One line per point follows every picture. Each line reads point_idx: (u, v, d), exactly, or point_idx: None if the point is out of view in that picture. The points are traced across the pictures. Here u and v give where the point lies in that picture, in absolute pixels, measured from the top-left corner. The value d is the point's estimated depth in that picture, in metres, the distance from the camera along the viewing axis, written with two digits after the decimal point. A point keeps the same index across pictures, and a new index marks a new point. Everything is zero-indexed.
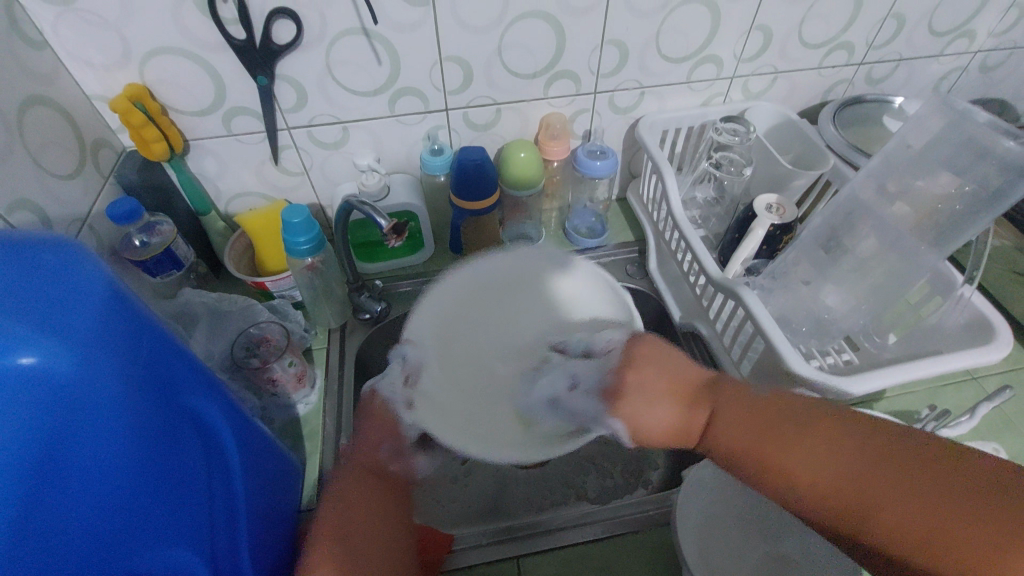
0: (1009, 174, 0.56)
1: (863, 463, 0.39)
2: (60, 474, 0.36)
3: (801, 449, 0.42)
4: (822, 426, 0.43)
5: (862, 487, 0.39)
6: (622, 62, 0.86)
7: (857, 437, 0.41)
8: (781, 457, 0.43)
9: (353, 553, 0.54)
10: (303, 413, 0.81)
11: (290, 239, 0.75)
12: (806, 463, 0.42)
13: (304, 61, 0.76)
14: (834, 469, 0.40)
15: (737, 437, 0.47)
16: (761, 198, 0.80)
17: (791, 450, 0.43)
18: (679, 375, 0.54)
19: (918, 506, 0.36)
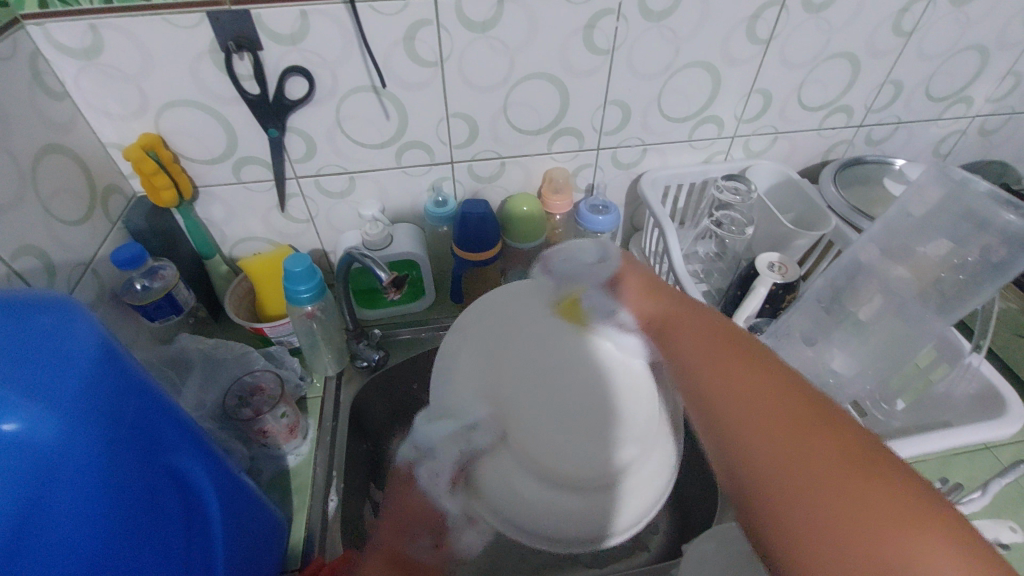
0: (1012, 246, 0.44)
1: (774, 437, 0.32)
2: (28, 569, 0.26)
3: (719, 383, 0.36)
4: (765, 391, 0.34)
5: (748, 427, 0.33)
6: (631, 123, 0.67)
7: (762, 395, 0.34)
8: (704, 379, 0.37)
9: None
10: (294, 466, 0.58)
11: (285, 286, 0.57)
12: (733, 402, 0.35)
13: (315, 118, 0.60)
14: (737, 403, 0.35)
15: (729, 406, 0.35)
16: (761, 255, 0.63)
17: (713, 378, 0.37)
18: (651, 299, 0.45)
19: (775, 446, 0.32)
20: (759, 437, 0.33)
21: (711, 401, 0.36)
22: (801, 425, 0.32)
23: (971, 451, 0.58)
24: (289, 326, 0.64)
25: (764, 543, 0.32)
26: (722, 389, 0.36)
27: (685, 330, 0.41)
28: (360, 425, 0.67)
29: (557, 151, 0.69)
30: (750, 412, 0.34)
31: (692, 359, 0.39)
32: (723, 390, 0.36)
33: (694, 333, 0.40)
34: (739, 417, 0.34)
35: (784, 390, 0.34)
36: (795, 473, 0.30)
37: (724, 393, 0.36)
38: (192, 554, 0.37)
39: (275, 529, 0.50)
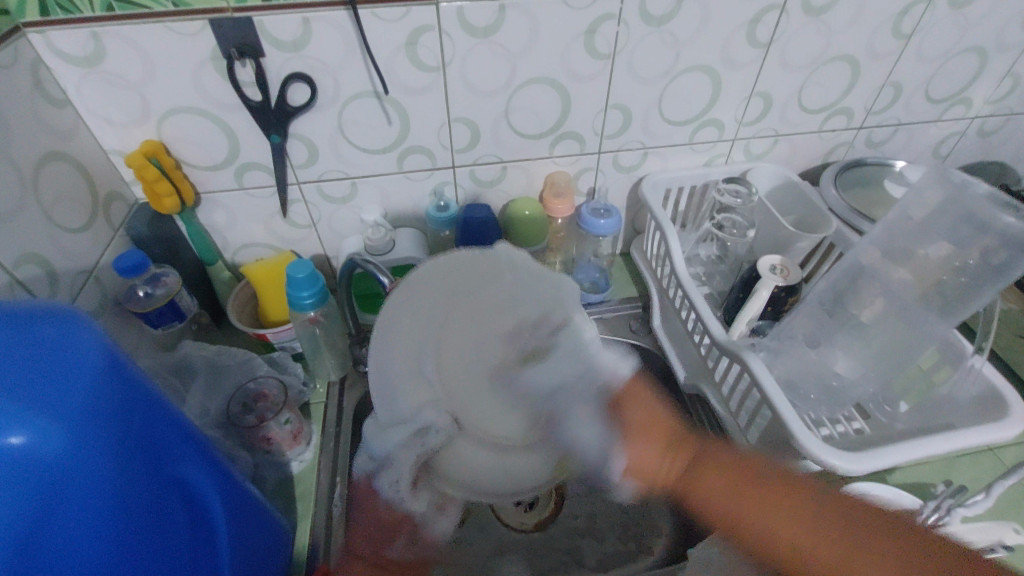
0: (1012, 249, 0.45)
1: (842, 550, 0.33)
2: None
3: (761, 514, 0.36)
4: (797, 506, 0.35)
5: (805, 545, 0.34)
6: (632, 127, 0.67)
7: (799, 512, 0.35)
8: (740, 510, 0.37)
9: None
10: (298, 473, 0.59)
11: (289, 292, 0.57)
12: (783, 530, 0.35)
13: (316, 123, 0.60)
14: (787, 529, 0.35)
15: (781, 530, 0.35)
16: (763, 257, 0.63)
17: (748, 511, 0.36)
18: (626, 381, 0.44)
19: (845, 550, 0.33)
20: (822, 552, 0.33)
21: (746, 524, 0.36)
22: (856, 535, 0.33)
23: (974, 453, 0.58)
24: (292, 332, 0.64)
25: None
26: (745, 509, 0.37)
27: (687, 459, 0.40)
28: (363, 430, 0.67)
29: (558, 155, 0.69)
30: (786, 528, 0.35)
31: (713, 482, 0.38)
32: (765, 515, 0.36)
33: (655, 451, 0.41)
34: (796, 536, 0.34)
35: (778, 487, 0.37)
36: (872, 573, 0.31)
37: (767, 519, 0.36)
38: (198, 561, 0.37)
39: (279, 535, 0.50)
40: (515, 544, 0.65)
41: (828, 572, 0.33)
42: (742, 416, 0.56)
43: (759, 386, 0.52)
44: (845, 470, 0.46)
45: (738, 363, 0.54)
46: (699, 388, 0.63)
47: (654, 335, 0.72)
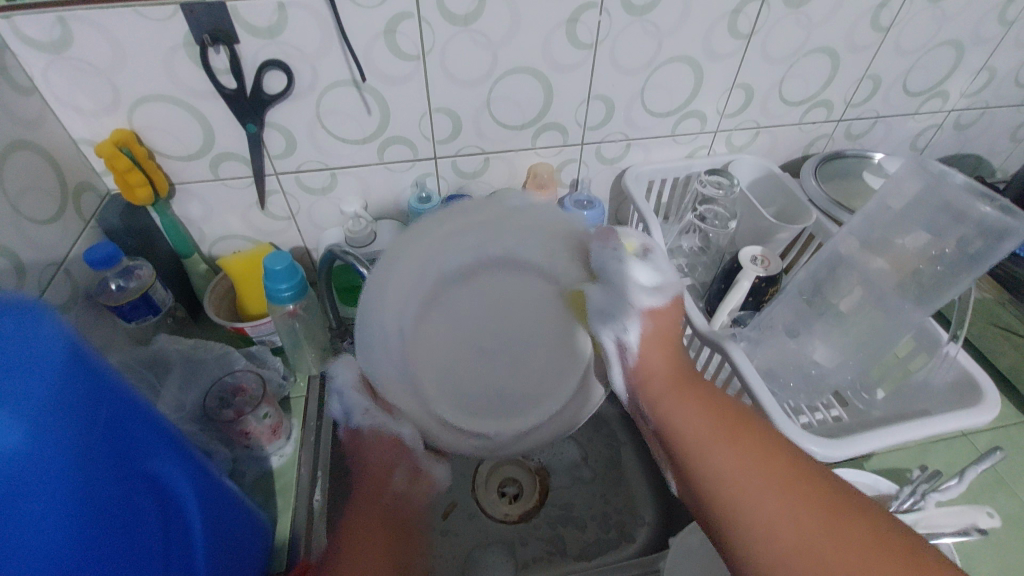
0: (988, 238, 0.45)
1: (783, 498, 0.31)
2: None
3: (726, 453, 0.35)
4: (756, 448, 0.34)
5: (736, 472, 0.33)
6: (615, 118, 0.67)
7: (767, 459, 0.33)
8: (685, 436, 0.37)
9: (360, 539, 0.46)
10: (278, 467, 0.58)
11: (266, 284, 0.56)
12: (721, 465, 0.34)
13: (294, 112, 0.59)
14: (749, 479, 0.33)
15: (720, 466, 0.34)
16: (743, 248, 0.63)
17: (712, 446, 0.35)
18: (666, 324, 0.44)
19: (781, 491, 0.31)
20: (754, 489, 0.32)
21: (704, 458, 0.35)
22: (834, 511, 0.30)
23: (948, 439, 0.59)
24: (270, 325, 0.63)
25: (731, 553, 0.33)
26: (713, 437, 0.36)
27: (682, 402, 0.40)
28: None
29: (541, 146, 0.68)
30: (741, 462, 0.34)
31: (668, 402, 0.40)
32: (728, 451, 0.35)
33: (661, 338, 0.43)
34: (742, 476, 0.33)
35: (734, 416, 0.37)
36: (772, 505, 0.31)
37: (703, 431, 0.37)
38: (170, 561, 0.36)
39: (257, 530, 0.50)
40: (499, 536, 0.65)
41: (760, 529, 0.31)
42: None
43: (740, 376, 0.52)
44: (823, 457, 0.46)
45: (719, 352, 0.55)
46: None
47: None
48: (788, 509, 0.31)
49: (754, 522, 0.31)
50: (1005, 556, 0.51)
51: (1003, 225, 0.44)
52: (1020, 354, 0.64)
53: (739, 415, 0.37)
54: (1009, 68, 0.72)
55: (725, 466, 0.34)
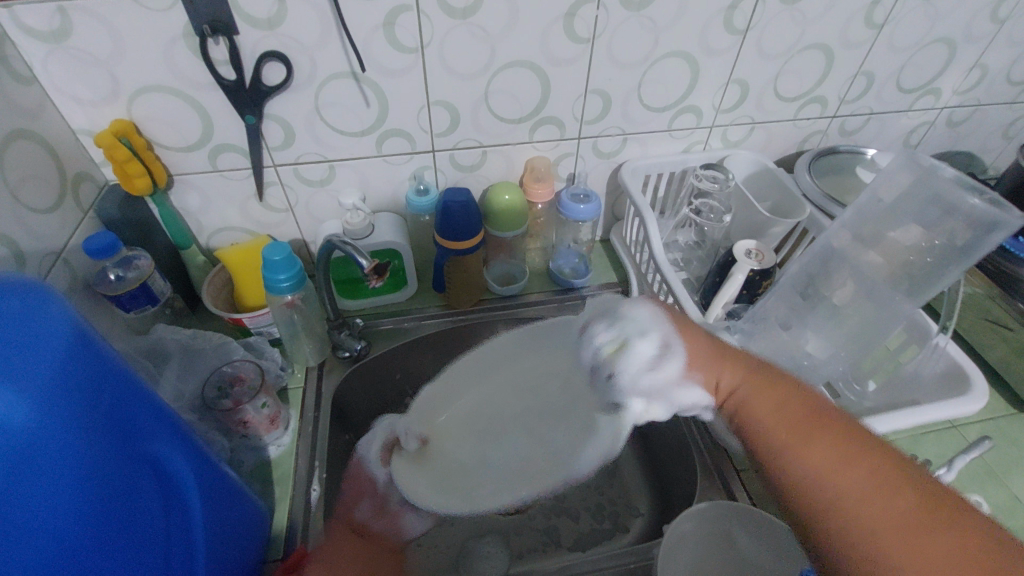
0: (977, 229, 0.46)
1: (899, 518, 0.31)
2: (13, 554, 0.26)
3: (826, 464, 0.35)
4: (864, 463, 0.34)
5: (838, 485, 0.34)
6: (611, 112, 0.67)
7: (878, 473, 0.33)
8: (780, 444, 0.37)
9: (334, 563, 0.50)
10: (275, 457, 0.58)
11: (265, 274, 0.56)
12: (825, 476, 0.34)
13: (293, 104, 0.59)
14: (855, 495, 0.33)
15: (821, 475, 0.35)
16: (738, 242, 0.64)
17: (810, 453, 0.35)
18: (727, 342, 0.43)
19: (892, 506, 0.32)
20: (867, 509, 0.32)
21: (802, 474, 0.35)
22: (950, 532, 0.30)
23: (938, 430, 0.60)
24: (268, 316, 0.63)
25: (827, 549, 0.34)
26: (809, 445, 0.36)
27: (768, 404, 0.39)
28: (342, 416, 0.66)
29: (538, 140, 0.69)
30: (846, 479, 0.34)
31: (750, 405, 0.40)
32: (832, 462, 0.35)
33: (722, 364, 0.42)
34: (849, 492, 0.33)
35: (829, 423, 0.37)
36: (882, 521, 0.32)
37: (807, 446, 0.36)
38: (171, 541, 0.37)
39: (256, 519, 0.50)
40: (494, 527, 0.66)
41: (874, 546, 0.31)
42: None
43: None
44: None
45: (714, 344, 0.55)
46: None
47: None
48: (916, 539, 0.30)
49: (868, 534, 0.32)
50: None
51: (992, 217, 0.45)
52: (1008, 348, 0.65)
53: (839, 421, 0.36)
54: (1001, 66, 0.73)
55: (825, 477, 0.34)
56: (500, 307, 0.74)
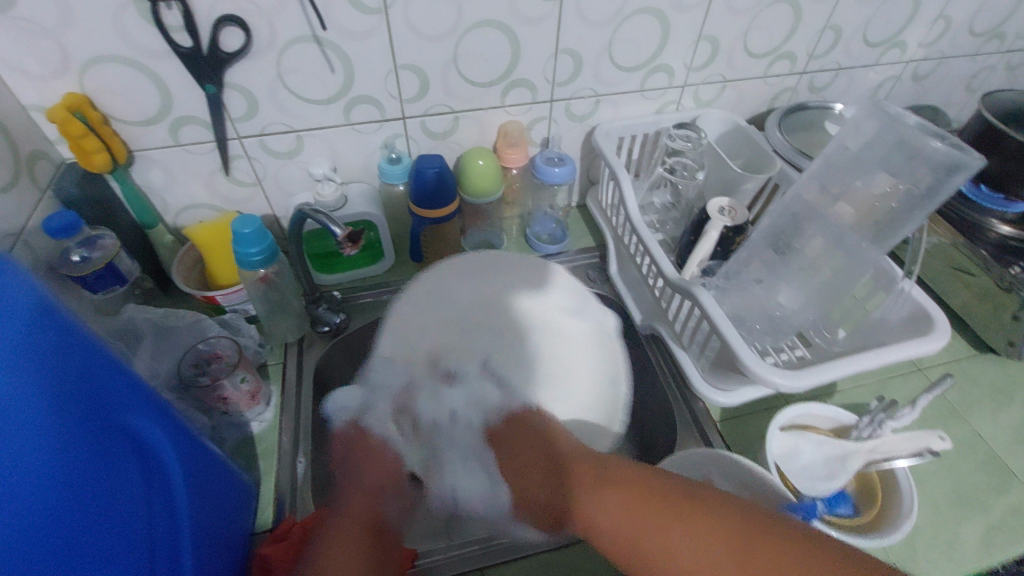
0: (939, 172, 0.47)
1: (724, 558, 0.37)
2: None
3: (662, 536, 0.39)
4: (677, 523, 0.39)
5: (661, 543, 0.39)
6: (582, 73, 0.67)
7: (700, 524, 0.39)
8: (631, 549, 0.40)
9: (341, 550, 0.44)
10: (259, 432, 0.58)
11: (235, 249, 0.54)
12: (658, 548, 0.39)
13: (254, 71, 0.57)
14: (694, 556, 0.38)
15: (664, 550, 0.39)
16: (712, 200, 0.65)
17: (646, 537, 0.40)
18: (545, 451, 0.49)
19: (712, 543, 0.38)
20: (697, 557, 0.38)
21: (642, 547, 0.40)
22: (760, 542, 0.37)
23: (904, 373, 0.62)
24: (243, 293, 0.62)
25: None
26: (630, 530, 0.41)
27: (595, 496, 0.43)
28: (325, 390, 0.66)
29: (510, 104, 0.68)
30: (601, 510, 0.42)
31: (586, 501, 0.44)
32: (675, 533, 0.39)
33: (543, 459, 0.49)
34: (672, 544, 0.39)
35: (648, 494, 0.42)
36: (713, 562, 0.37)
37: (619, 522, 0.41)
38: (153, 509, 0.37)
39: (242, 491, 0.50)
40: None
41: None
42: (693, 349, 0.58)
43: (708, 318, 0.53)
44: (786, 389, 0.48)
45: (688, 298, 0.56)
46: (654, 329, 0.65)
47: (611, 282, 0.73)
48: (662, 532, 0.40)
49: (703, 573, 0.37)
50: (954, 475, 0.55)
51: (954, 160, 0.45)
52: (969, 292, 0.67)
53: (647, 494, 0.41)
54: (964, 17, 0.74)
55: (657, 548, 0.39)
56: None
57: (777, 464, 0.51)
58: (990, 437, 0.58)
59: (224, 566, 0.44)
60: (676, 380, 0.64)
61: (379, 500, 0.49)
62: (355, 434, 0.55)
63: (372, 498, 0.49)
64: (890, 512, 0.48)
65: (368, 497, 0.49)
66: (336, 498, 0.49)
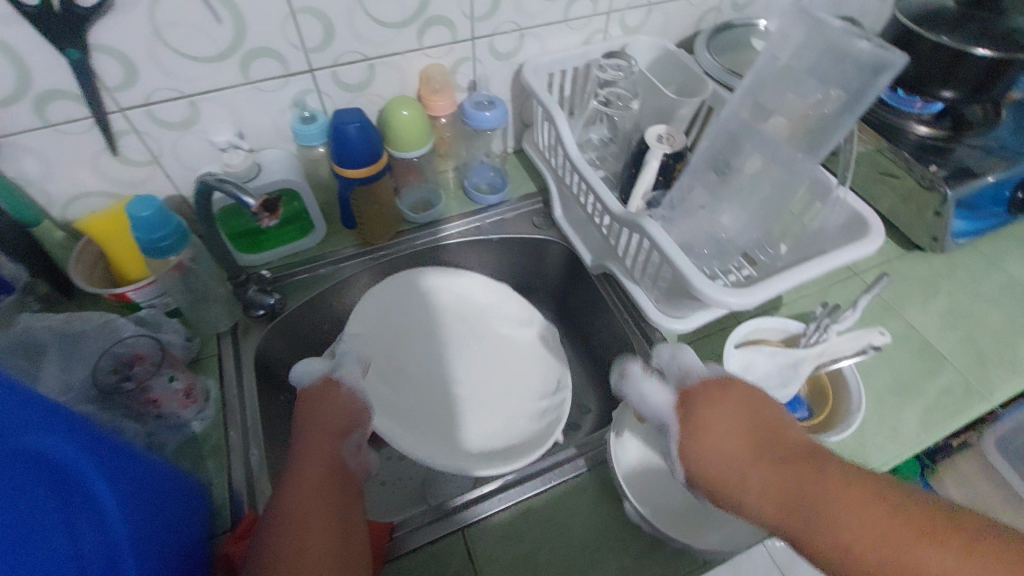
0: (866, 73, 0.46)
1: None
2: None
3: (872, 526, 0.32)
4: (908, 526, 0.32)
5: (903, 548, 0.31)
6: (503, 6, 0.62)
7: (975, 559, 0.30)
8: (824, 514, 0.34)
9: (297, 519, 0.40)
10: (202, 431, 0.54)
11: (136, 235, 0.48)
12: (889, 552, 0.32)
13: (124, 28, 0.48)
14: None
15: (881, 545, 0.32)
16: (649, 129, 0.63)
17: (848, 513, 0.33)
18: (731, 414, 0.40)
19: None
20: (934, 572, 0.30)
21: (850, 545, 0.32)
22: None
23: (843, 278, 0.65)
24: (157, 287, 0.57)
25: None
26: (833, 513, 0.33)
27: (788, 474, 0.36)
28: (270, 377, 0.62)
29: (428, 46, 0.62)
30: (768, 467, 0.37)
31: (771, 476, 0.36)
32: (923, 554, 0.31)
33: (726, 430, 0.39)
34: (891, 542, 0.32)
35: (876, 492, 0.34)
36: None
37: (859, 523, 0.33)
38: (80, 538, 0.32)
39: (190, 493, 0.47)
40: None
41: None
42: (646, 282, 0.57)
43: (658, 247, 0.52)
44: (739, 307, 0.48)
45: (636, 230, 0.54)
46: (606, 267, 0.65)
47: (558, 227, 0.72)
48: (859, 504, 0.33)
49: None
50: (892, 367, 0.59)
51: (880, 60, 0.45)
52: (894, 195, 0.70)
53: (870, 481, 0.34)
54: None
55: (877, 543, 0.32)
56: (422, 236, 0.71)
57: None
58: (922, 327, 0.62)
59: (180, 573, 0.41)
60: (632, 315, 0.64)
61: (342, 441, 0.46)
62: (320, 385, 0.51)
63: (332, 439, 0.46)
64: (838, 414, 0.51)
65: (330, 440, 0.46)
66: (293, 451, 0.45)
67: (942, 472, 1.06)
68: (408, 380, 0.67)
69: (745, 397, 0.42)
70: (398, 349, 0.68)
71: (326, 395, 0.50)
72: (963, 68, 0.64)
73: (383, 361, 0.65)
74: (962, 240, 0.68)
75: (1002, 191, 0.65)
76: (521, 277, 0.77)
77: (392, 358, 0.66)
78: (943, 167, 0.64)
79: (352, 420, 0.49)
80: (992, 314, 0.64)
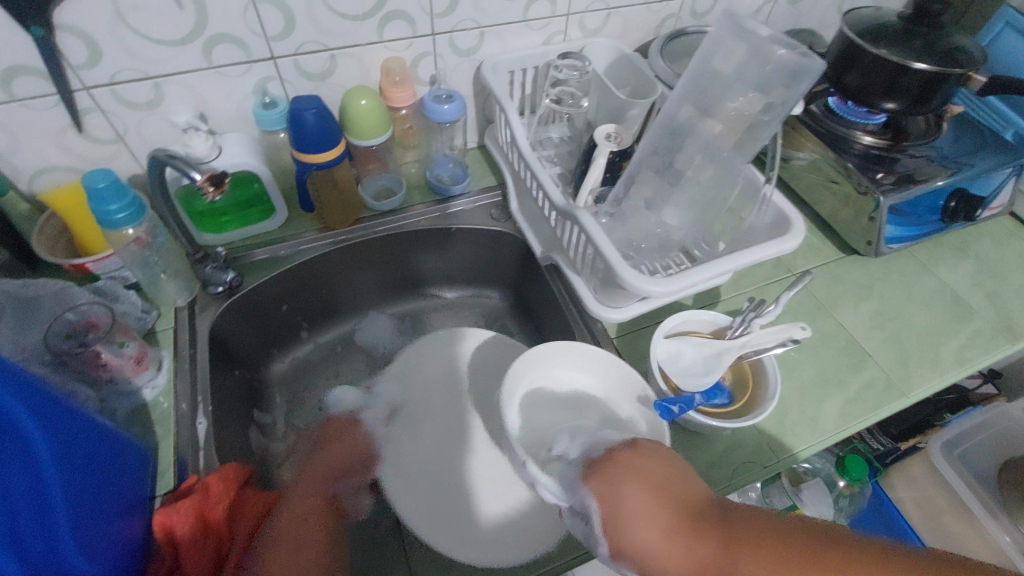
0: (785, 77, 0.49)
1: None
2: None
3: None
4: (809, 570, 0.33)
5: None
6: (462, 4, 0.64)
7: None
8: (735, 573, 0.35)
9: (283, 546, 0.48)
10: (152, 398, 0.56)
11: (93, 207, 0.50)
12: None
13: (87, 9, 0.51)
14: None
15: None
16: (598, 127, 0.66)
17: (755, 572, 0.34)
18: (671, 486, 0.40)
19: None
20: None
21: None
22: None
23: (780, 277, 0.67)
24: (116, 259, 0.58)
25: None
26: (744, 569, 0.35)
27: (712, 549, 0.36)
28: (225, 352, 0.65)
29: (389, 39, 0.65)
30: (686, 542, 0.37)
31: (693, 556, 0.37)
32: None
33: (651, 506, 0.40)
34: None
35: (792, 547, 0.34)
36: None
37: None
38: (12, 480, 0.34)
39: (132, 457, 0.49)
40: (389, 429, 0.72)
41: None
42: (585, 272, 0.60)
43: (591, 237, 0.55)
44: (663, 296, 0.51)
45: (573, 222, 0.57)
46: (553, 259, 0.67)
47: (513, 220, 0.74)
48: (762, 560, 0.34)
49: None
50: (818, 361, 0.62)
51: (800, 65, 0.48)
52: (835, 200, 0.73)
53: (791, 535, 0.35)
54: None
55: None
56: (382, 225, 0.73)
57: (662, 367, 0.55)
58: (850, 325, 0.65)
59: (111, 527, 0.43)
60: (577, 305, 0.67)
61: (340, 481, 0.58)
62: (348, 420, 0.65)
63: (327, 482, 0.56)
64: (756, 401, 0.54)
65: (330, 479, 0.57)
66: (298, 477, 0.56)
67: (889, 474, 1.09)
68: (440, 454, 0.65)
69: (685, 476, 0.41)
70: (438, 422, 0.68)
71: (349, 427, 0.64)
72: (905, 78, 0.66)
73: (411, 426, 0.67)
74: (896, 245, 0.71)
75: (935, 201, 0.69)
76: (479, 268, 0.80)
77: (432, 425, 0.67)
78: (881, 174, 0.67)
79: (353, 467, 0.60)
80: (918, 317, 0.67)
